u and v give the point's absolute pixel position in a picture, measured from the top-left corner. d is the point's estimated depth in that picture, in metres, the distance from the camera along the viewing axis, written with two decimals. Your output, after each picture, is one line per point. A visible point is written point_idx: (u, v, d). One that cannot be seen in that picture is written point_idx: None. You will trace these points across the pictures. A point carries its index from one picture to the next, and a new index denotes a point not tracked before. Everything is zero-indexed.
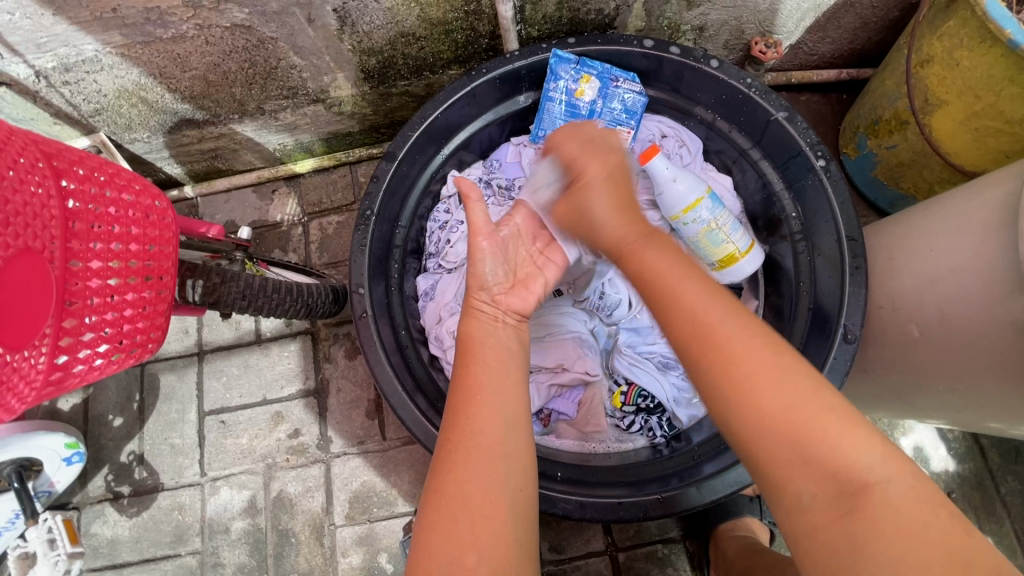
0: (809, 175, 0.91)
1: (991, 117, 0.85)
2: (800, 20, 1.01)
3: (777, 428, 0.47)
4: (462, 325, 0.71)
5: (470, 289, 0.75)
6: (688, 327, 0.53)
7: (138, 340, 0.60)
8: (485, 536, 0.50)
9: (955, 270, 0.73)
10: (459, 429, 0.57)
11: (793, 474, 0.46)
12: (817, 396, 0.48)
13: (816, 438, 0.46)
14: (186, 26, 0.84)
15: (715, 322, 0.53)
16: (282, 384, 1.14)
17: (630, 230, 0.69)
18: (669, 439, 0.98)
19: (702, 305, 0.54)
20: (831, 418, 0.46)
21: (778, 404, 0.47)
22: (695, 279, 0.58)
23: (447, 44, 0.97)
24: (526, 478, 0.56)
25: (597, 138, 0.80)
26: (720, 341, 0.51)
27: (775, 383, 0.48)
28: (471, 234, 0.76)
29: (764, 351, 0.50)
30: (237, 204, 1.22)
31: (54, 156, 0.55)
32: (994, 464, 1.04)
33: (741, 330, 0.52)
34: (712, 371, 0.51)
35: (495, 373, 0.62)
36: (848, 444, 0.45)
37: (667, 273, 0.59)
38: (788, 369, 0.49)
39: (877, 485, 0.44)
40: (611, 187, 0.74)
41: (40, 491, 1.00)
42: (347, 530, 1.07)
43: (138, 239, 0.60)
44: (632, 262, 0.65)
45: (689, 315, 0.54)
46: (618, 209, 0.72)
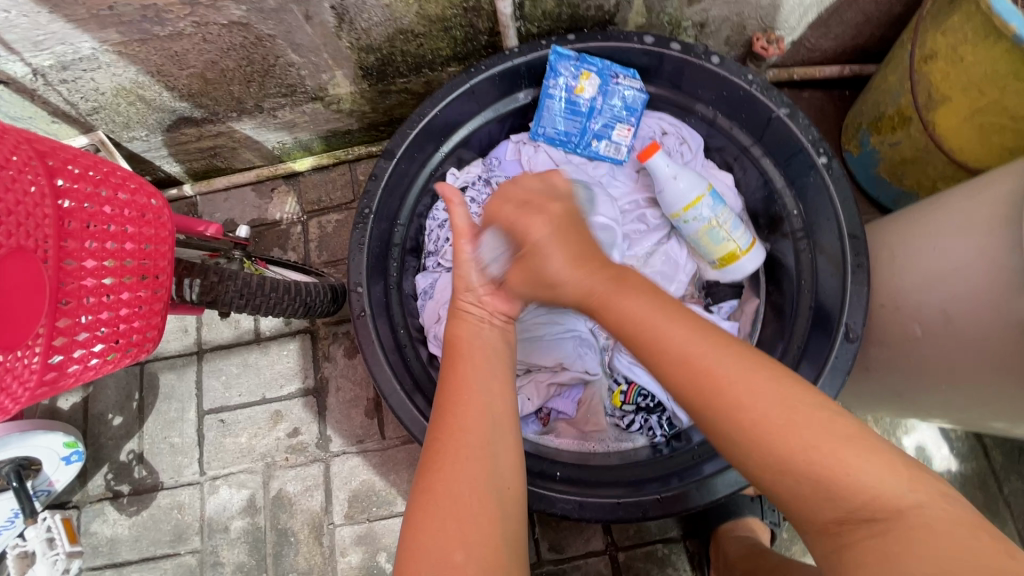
0: (812, 172, 0.90)
1: (995, 113, 0.84)
2: (802, 16, 1.00)
3: (795, 467, 0.46)
4: (451, 326, 0.71)
5: (456, 289, 0.74)
6: (686, 373, 0.52)
7: (134, 340, 0.60)
8: (474, 534, 0.50)
9: (959, 269, 0.72)
10: (447, 427, 0.57)
11: (816, 506, 0.46)
12: (830, 425, 0.47)
13: (837, 471, 0.45)
14: (183, 23, 0.83)
15: (714, 365, 0.51)
16: (281, 383, 1.14)
17: (596, 282, 0.64)
18: (669, 439, 0.97)
19: (696, 351, 0.53)
20: (848, 447, 0.45)
21: (795, 442, 0.46)
22: (687, 323, 0.56)
23: (446, 41, 0.96)
24: (516, 476, 0.56)
25: (535, 197, 0.71)
26: (717, 387, 0.50)
27: (785, 421, 0.47)
28: (457, 237, 0.75)
29: (769, 388, 0.49)
30: (236, 203, 1.22)
31: (48, 154, 0.54)
32: (997, 464, 1.03)
33: (743, 371, 0.51)
34: (722, 421, 0.50)
35: (480, 371, 0.62)
36: (869, 474, 0.45)
37: (656, 315, 0.57)
38: (796, 402, 0.48)
39: (910, 510, 0.43)
40: (557, 250, 0.66)
41: (39, 490, 1.00)
42: (346, 529, 1.07)
43: (134, 239, 0.59)
44: (608, 312, 0.62)
45: (685, 363, 0.53)
46: (577, 262, 0.66)
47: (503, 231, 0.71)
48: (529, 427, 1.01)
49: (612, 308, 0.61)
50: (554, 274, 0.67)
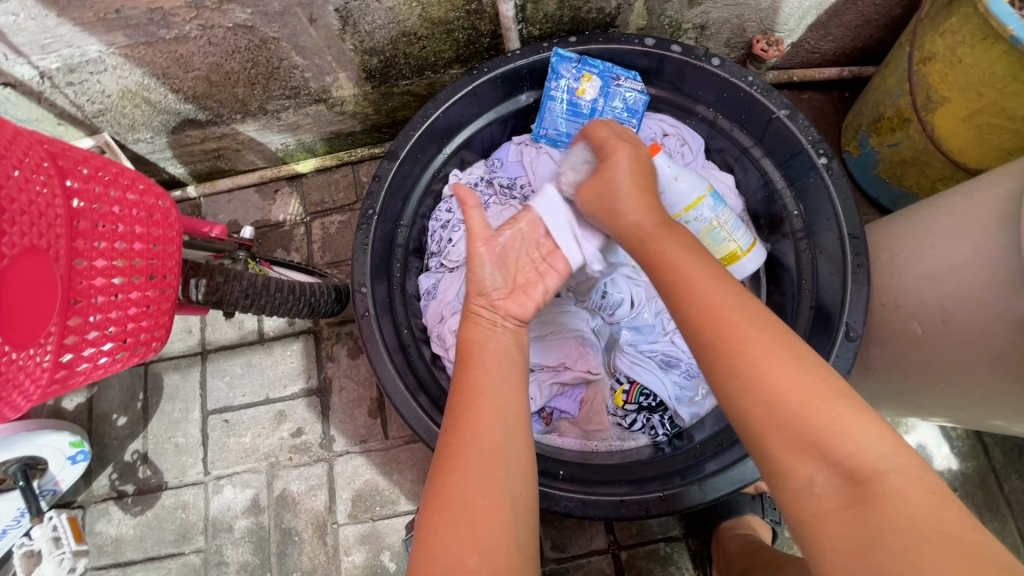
0: (812, 173, 0.90)
1: (993, 114, 0.84)
2: (801, 18, 1.01)
3: (786, 415, 0.47)
4: (462, 329, 0.70)
5: (469, 293, 0.72)
6: (701, 312, 0.54)
7: (141, 339, 0.60)
8: (487, 540, 0.51)
9: (957, 267, 0.73)
10: (459, 431, 0.57)
11: (801, 458, 0.46)
12: (826, 382, 0.48)
13: (825, 422, 0.46)
14: (189, 26, 0.84)
15: (727, 306, 0.53)
16: (285, 383, 1.14)
17: (651, 219, 0.69)
18: (671, 437, 0.98)
19: (714, 292, 0.55)
20: (842, 404, 0.47)
21: (789, 388, 0.48)
22: (708, 269, 0.58)
23: (448, 43, 0.97)
24: (527, 482, 0.57)
25: (628, 133, 0.80)
26: (728, 323, 0.52)
27: (786, 368, 0.49)
28: (470, 238, 0.74)
29: (772, 337, 0.51)
30: (240, 204, 1.23)
31: (59, 156, 0.55)
32: (997, 463, 1.04)
33: (755, 318, 0.52)
34: (725, 361, 0.51)
35: (494, 376, 0.62)
36: (855, 430, 0.45)
37: (681, 261, 0.60)
38: (798, 355, 0.50)
39: (885, 475, 0.44)
40: (633, 178, 0.73)
41: (44, 490, 1.01)
42: (350, 528, 1.07)
43: (142, 239, 0.60)
44: (649, 250, 0.65)
45: (700, 301, 0.55)
46: (641, 196, 0.72)
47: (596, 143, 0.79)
48: (531, 427, 1.01)
49: (652, 243, 0.65)
50: (609, 201, 0.73)
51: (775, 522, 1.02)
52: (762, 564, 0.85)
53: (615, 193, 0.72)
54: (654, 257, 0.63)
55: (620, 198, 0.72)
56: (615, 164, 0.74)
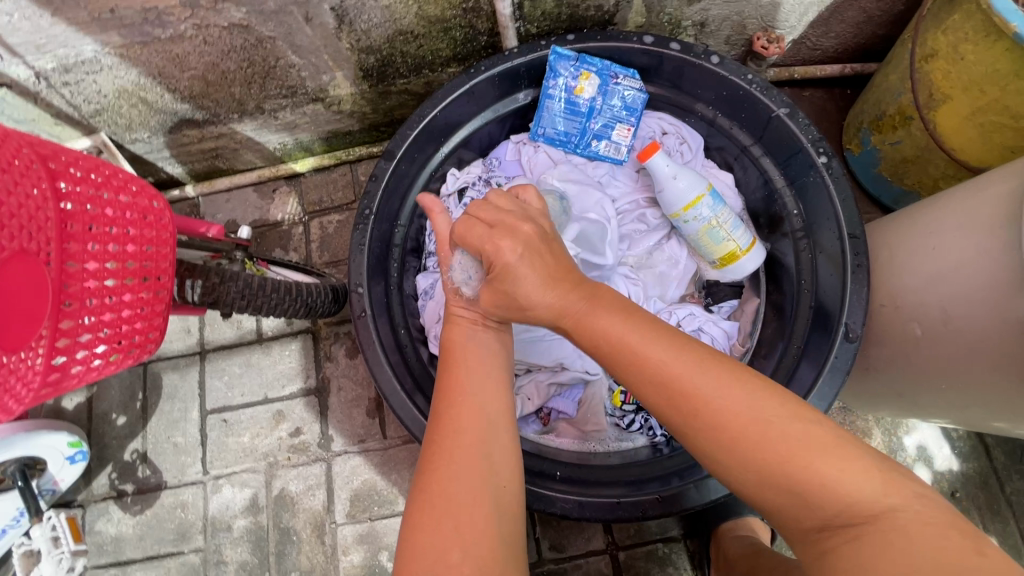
0: (811, 172, 0.89)
1: (996, 112, 0.83)
2: (802, 15, 1.00)
3: (775, 478, 0.47)
4: (445, 329, 0.70)
5: (450, 294, 0.72)
6: (666, 398, 0.52)
7: (136, 341, 0.60)
8: (470, 533, 0.50)
9: (960, 268, 0.72)
10: (442, 429, 0.57)
11: (796, 514, 0.47)
12: (808, 435, 0.48)
13: (814, 481, 0.46)
14: (184, 26, 0.84)
15: (690, 386, 0.52)
16: (283, 383, 1.14)
17: (567, 304, 0.60)
18: (669, 438, 0.97)
19: (671, 368, 0.53)
20: (823, 455, 0.46)
21: (773, 455, 0.48)
22: (662, 339, 0.55)
23: (446, 42, 0.96)
24: (515, 478, 0.57)
25: (504, 215, 0.65)
26: (693, 405, 0.51)
27: (764, 436, 0.48)
28: (441, 246, 0.77)
29: (746, 407, 0.50)
30: (238, 203, 1.22)
31: (50, 157, 0.55)
32: (999, 464, 1.03)
33: (721, 392, 0.51)
34: (702, 436, 0.51)
35: (477, 375, 0.63)
36: (844, 483, 0.45)
37: (630, 336, 0.56)
38: (773, 415, 0.49)
39: (885, 516, 0.44)
40: (524, 271, 0.61)
41: (44, 489, 1.01)
42: (348, 528, 1.07)
43: (135, 240, 0.60)
44: (582, 334, 0.59)
45: (661, 384, 0.53)
46: (546, 282, 0.61)
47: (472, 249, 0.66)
48: (529, 427, 1.01)
49: (587, 332, 0.58)
50: (513, 304, 0.63)
51: (774, 522, 1.01)
52: (764, 566, 0.84)
53: (519, 294, 0.62)
54: (592, 344, 0.58)
55: (522, 296, 0.62)
56: (501, 269, 0.62)
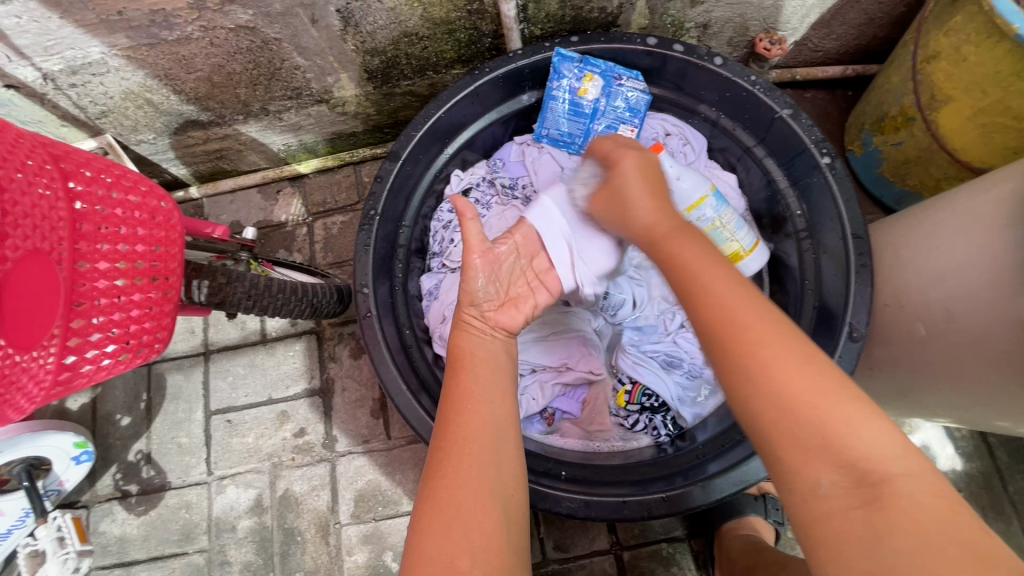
0: (815, 173, 0.90)
1: (998, 113, 0.84)
2: (804, 17, 1.01)
3: (798, 412, 0.45)
4: (451, 336, 0.71)
5: (461, 302, 0.74)
6: (716, 313, 0.53)
7: (145, 340, 0.60)
8: (479, 540, 0.50)
9: (962, 267, 0.72)
10: (449, 435, 0.57)
11: (812, 464, 0.44)
12: (835, 383, 0.46)
13: (836, 422, 0.44)
14: (191, 27, 0.84)
15: (740, 307, 0.52)
16: (288, 383, 1.15)
17: (655, 223, 0.68)
18: (674, 438, 0.97)
19: (726, 289, 0.54)
20: (852, 406, 0.45)
21: (799, 387, 0.46)
22: (726, 276, 0.56)
23: (450, 43, 0.97)
24: (518, 484, 0.57)
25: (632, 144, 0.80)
26: (738, 323, 0.51)
27: (795, 367, 0.47)
28: (467, 252, 0.75)
29: (786, 336, 0.49)
30: (242, 205, 1.23)
31: (61, 158, 0.55)
32: (1002, 463, 1.03)
33: (769, 320, 0.51)
34: (737, 355, 0.49)
35: (485, 384, 0.63)
36: (866, 433, 0.43)
37: (698, 259, 0.59)
38: (806, 355, 0.48)
39: (897, 478, 0.41)
40: (636, 184, 0.72)
41: (49, 490, 1.01)
42: (353, 528, 1.08)
43: (144, 241, 0.60)
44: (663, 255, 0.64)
45: (712, 299, 0.54)
46: (642, 200, 0.71)
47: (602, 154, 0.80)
48: (534, 427, 1.01)
49: (668, 244, 0.64)
50: (621, 206, 0.72)
51: (778, 522, 1.01)
52: (765, 565, 0.85)
53: (624, 202, 0.72)
54: (667, 257, 0.63)
55: (630, 203, 0.71)
56: (623, 175, 0.74)
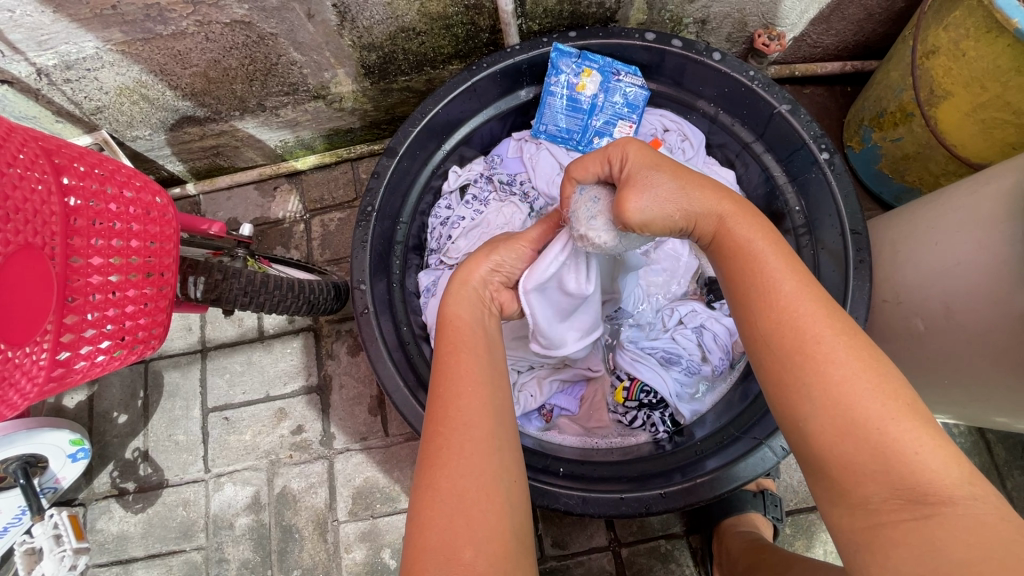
0: (813, 168, 0.90)
1: (997, 108, 0.83)
2: (803, 12, 1.00)
3: (865, 438, 0.44)
4: (448, 303, 0.66)
5: (479, 263, 0.71)
6: (790, 325, 0.48)
7: (139, 336, 0.60)
8: (483, 530, 0.48)
9: (962, 263, 0.72)
10: (448, 420, 0.54)
11: (868, 479, 0.44)
12: (903, 403, 0.45)
13: (904, 449, 0.43)
14: (186, 22, 0.84)
15: (806, 316, 0.48)
16: (285, 380, 1.14)
17: (702, 216, 0.56)
18: (671, 434, 0.97)
19: (802, 301, 0.49)
20: (923, 429, 0.44)
21: (871, 412, 0.44)
22: (791, 275, 0.51)
23: (448, 39, 0.96)
24: (518, 467, 0.55)
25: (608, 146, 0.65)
26: (812, 337, 0.47)
27: (865, 390, 0.45)
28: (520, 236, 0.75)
29: (854, 354, 0.47)
30: (239, 201, 1.22)
31: (54, 152, 0.55)
32: (1000, 459, 1.03)
33: (835, 330, 0.48)
34: (806, 372, 0.47)
35: (484, 362, 0.59)
36: (935, 459, 0.43)
37: (764, 256, 0.52)
38: (881, 375, 0.46)
39: (962, 500, 0.42)
40: (661, 169, 0.59)
41: (45, 487, 1.00)
42: (350, 525, 1.07)
43: (139, 236, 0.60)
44: (721, 257, 0.55)
45: (776, 308, 0.49)
46: (683, 182, 0.58)
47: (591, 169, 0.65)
48: (531, 424, 1.01)
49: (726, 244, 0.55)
50: (664, 193, 0.57)
51: (776, 519, 1.00)
52: (767, 563, 0.84)
53: (668, 193, 0.57)
54: (742, 262, 0.53)
55: (675, 191, 0.57)
56: (634, 172, 0.60)
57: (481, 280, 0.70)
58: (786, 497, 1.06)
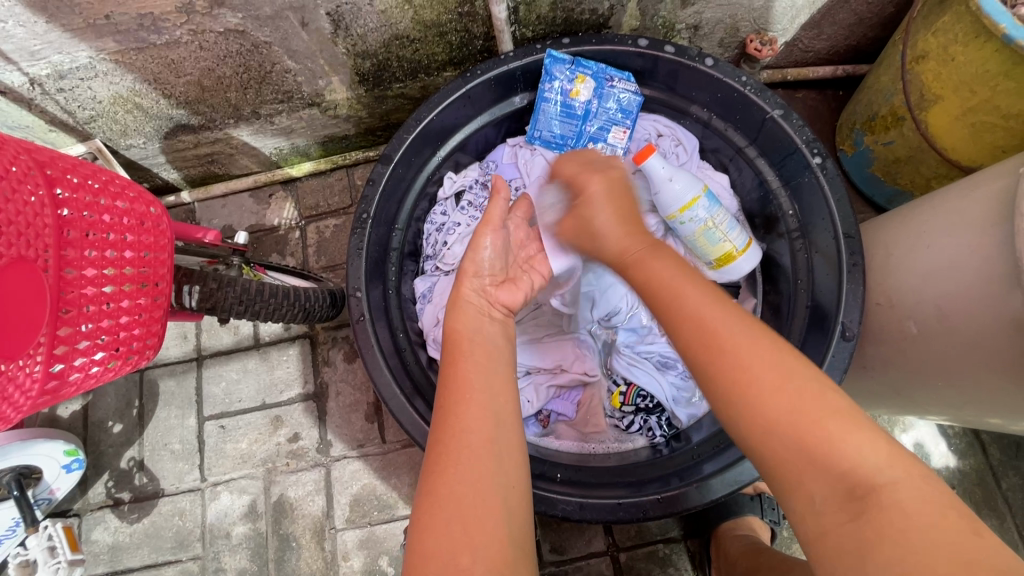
0: (806, 172, 0.90)
1: (986, 112, 0.84)
2: (794, 18, 1.01)
3: (778, 430, 0.45)
4: (449, 318, 0.69)
5: (464, 272, 0.74)
6: (699, 335, 0.53)
7: (134, 347, 0.60)
8: (480, 536, 0.48)
9: (954, 265, 0.73)
10: (449, 429, 0.55)
11: (797, 471, 0.44)
12: (815, 394, 0.46)
13: (820, 437, 0.44)
14: (179, 31, 0.84)
15: (716, 321, 0.53)
16: (281, 388, 1.14)
17: (634, 241, 0.70)
18: (668, 438, 0.98)
19: (709, 310, 0.54)
20: (837, 419, 0.44)
21: (781, 404, 0.46)
22: (701, 288, 0.58)
23: (441, 46, 0.97)
24: (520, 477, 0.55)
25: (598, 163, 0.82)
26: (720, 342, 0.51)
27: (777, 382, 0.47)
28: (483, 224, 0.77)
29: (767, 352, 0.49)
30: (234, 209, 1.22)
31: (47, 164, 0.54)
32: (994, 460, 1.04)
33: (746, 330, 0.51)
34: (719, 373, 0.50)
35: (482, 371, 0.61)
36: (854, 448, 0.43)
37: (680, 278, 0.60)
38: (793, 370, 0.48)
39: (882, 487, 0.41)
40: (620, 204, 0.75)
41: (40, 499, 1.00)
42: (348, 533, 1.07)
43: (134, 247, 0.59)
44: (642, 269, 0.66)
45: (694, 317, 0.54)
46: (622, 217, 0.74)
47: (564, 181, 0.82)
48: (529, 429, 1.01)
49: (639, 260, 0.67)
50: (606, 213, 0.74)
51: (774, 522, 1.00)
52: (765, 565, 0.84)
53: (603, 219, 0.74)
54: (657, 279, 0.62)
55: (607, 220, 0.73)
56: (592, 193, 0.77)
57: (472, 292, 0.73)
58: None
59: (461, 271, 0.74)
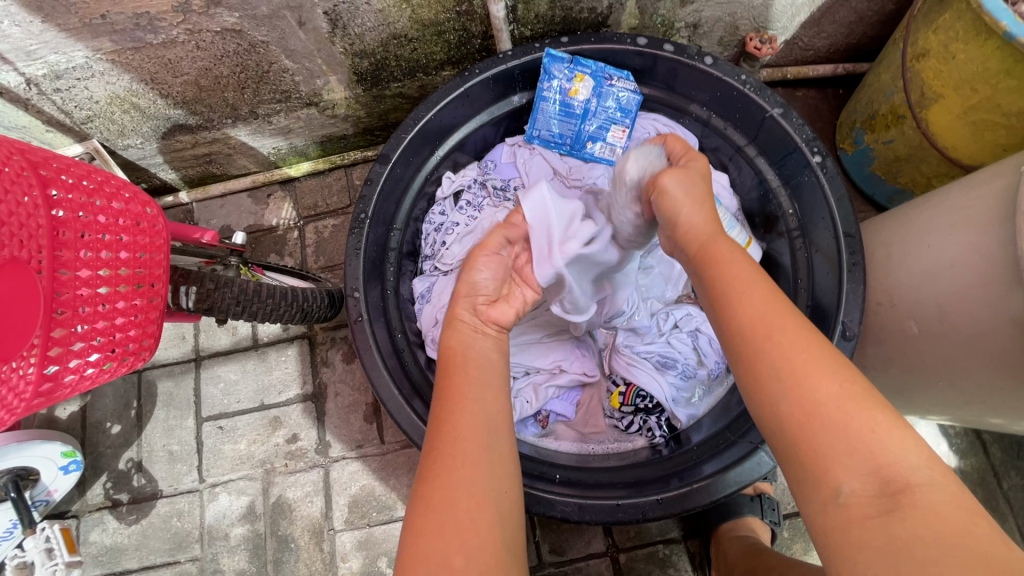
0: (806, 171, 0.90)
1: (988, 110, 0.84)
2: (794, 16, 1.01)
3: (821, 418, 0.44)
4: (443, 337, 0.67)
5: (458, 293, 0.71)
6: (748, 321, 0.51)
7: (130, 348, 0.59)
8: (473, 542, 0.48)
9: (955, 265, 0.72)
10: (444, 435, 0.54)
11: (834, 462, 0.43)
12: (857, 386, 0.46)
13: (862, 428, 0.43)
14: (176, 31, 0.83)
15: (764, 310, 0.51)
16: (280, 389, 1.14)
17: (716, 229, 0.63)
18: (668, 439, 0.97)
19: (762, 296, 0.52)
20: (881, 413, 0.44)
21: (827, 393, 0.45)
22: (752, 273, 0.55)
23: (439, 45, 0.96)
24: (513, 486, 0.55)
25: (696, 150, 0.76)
26: (769, 328, 0.49)
27: (823, 373, 0.46)
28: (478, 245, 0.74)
29: (816, 344, 0.48)
30: (232, 209, 1.22)
31: (41, 164, 0.54)
32: (996, 460, 1.03)
33: (792, 321, 0.50)
34: (766, 359, 0.48)
35: (476, 380, 0.60)
36: (891, 441, 0.43)
37: (736, 262, 0.57)
38: (837, 364, 0.47)
39: (919, 486, 0.41)
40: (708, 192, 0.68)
41: (38, 500, 1.00)
42: (346, 534, 1.07)
43: (129, 247, 0.59)
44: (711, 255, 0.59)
45: (744, 303, 0.52)
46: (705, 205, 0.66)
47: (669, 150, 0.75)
48: (528, 429, 1.01)
49: (718, 247, 0.59)
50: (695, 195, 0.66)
51: (774, 522, 1.00)
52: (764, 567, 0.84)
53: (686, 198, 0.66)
54: (721, 262, 0.57)
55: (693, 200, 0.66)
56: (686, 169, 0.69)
57: (469, 312, 0.69)
58: (782, 500, 1.06)
59: (455, 293, 0.71)
